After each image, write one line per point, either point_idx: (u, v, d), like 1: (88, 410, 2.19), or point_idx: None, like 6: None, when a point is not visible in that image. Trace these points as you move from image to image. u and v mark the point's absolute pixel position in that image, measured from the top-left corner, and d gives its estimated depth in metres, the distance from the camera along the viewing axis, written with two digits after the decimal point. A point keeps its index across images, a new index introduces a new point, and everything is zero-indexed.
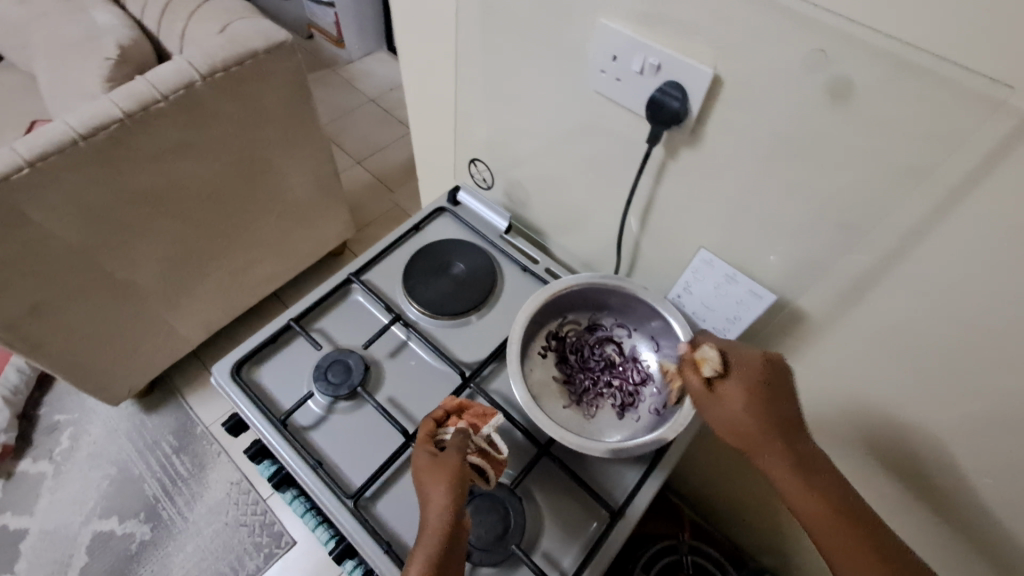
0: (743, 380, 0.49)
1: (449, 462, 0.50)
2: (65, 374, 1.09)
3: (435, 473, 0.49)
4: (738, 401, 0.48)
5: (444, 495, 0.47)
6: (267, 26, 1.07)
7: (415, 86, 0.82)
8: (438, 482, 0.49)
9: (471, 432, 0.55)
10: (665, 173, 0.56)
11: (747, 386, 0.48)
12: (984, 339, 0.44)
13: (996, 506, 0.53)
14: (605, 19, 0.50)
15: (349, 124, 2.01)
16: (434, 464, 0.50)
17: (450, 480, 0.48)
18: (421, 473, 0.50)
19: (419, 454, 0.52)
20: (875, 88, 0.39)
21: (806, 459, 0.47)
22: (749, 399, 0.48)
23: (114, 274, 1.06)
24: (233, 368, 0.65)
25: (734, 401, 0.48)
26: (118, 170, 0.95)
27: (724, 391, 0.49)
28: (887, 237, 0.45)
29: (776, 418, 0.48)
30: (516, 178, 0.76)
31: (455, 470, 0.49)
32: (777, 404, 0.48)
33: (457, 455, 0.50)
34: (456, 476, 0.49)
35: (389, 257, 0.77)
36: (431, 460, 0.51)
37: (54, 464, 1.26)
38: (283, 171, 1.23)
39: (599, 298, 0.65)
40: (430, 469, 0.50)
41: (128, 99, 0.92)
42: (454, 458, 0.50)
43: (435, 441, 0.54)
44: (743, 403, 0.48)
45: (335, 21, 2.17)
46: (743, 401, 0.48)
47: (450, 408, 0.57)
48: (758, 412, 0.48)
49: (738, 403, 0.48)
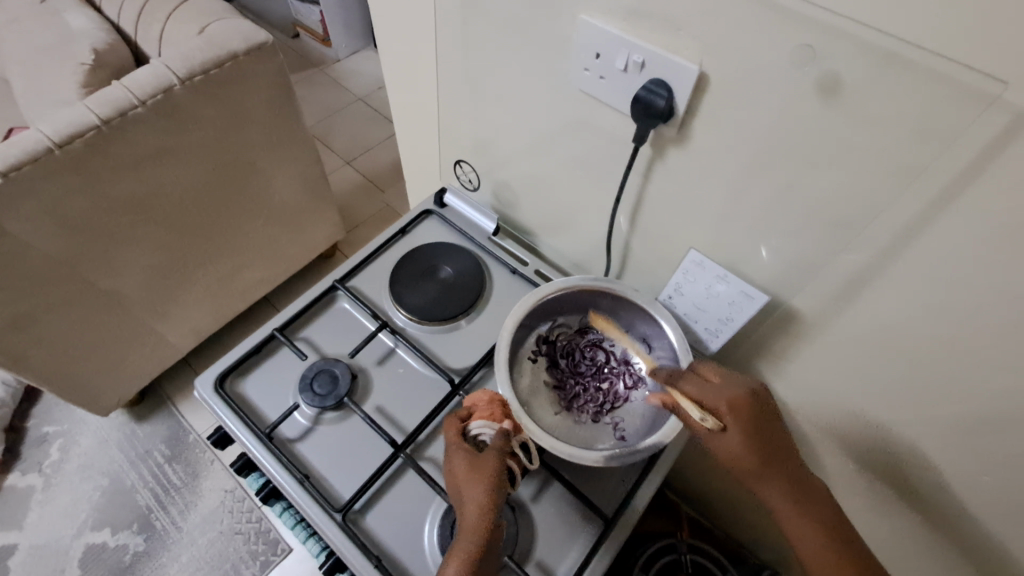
0: (740, 421, 0.48)
1: (489, 463, 0.50)
2: (51, 386, 1.08)
3: (475, 473, 0.50)
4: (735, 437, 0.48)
5: (485, 497, 0.48)
6: (246, 27, 1.05)
7: (398, 86, 0.80)
8: (477, 484, 0.49)
9: (511, 433, 0.54)
10: (653, 172, 0.55)
11: (746, 426, 0.48)
12: (982, 338, 0.43)
13: (996, 501, 0.53)
14: (586, 15, 0.48)
15: (337, 123, 1.98)
16: (474, 464, 0.50)
17: (489, 482, 0.49)
18: (459, 470, 0.51)
19: (456, 452, 0.52)
20: (864, 83, 0.37)
21: (805, 490, 0.48)
22: (750, 439, 0.48)
23: (97, 283, 1.04)
24: (216, 381, 0.63)
25: (735, 445, 0.48)
26: (96, 178, 0.92)
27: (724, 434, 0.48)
28: (881, 234, 0.44)
29: (776, 454, 0.48)
30: (503, 179, 0.75)
31: (494, 472, 0.50)
32: (770, 439, 0.48)
33: (497, 458, 0.51)
34: (494, 478, 0.49)
35: (375, 262, 0.75)
36: (470, 459, 0.51)
37: (44, 477, 1.24)
38: (268, 174, 1.21)
39: (589, 301, 0.64)
40: (468, 469, 0.50)
41: (104, 105, 0.90)
42: (494, 460, 0.51)
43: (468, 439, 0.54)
44: (745, 445, 0.48)
45: (321, 19, 2.14)
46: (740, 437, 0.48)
47: (492, 404, 0.56)
48: (759, 450, 0.48)
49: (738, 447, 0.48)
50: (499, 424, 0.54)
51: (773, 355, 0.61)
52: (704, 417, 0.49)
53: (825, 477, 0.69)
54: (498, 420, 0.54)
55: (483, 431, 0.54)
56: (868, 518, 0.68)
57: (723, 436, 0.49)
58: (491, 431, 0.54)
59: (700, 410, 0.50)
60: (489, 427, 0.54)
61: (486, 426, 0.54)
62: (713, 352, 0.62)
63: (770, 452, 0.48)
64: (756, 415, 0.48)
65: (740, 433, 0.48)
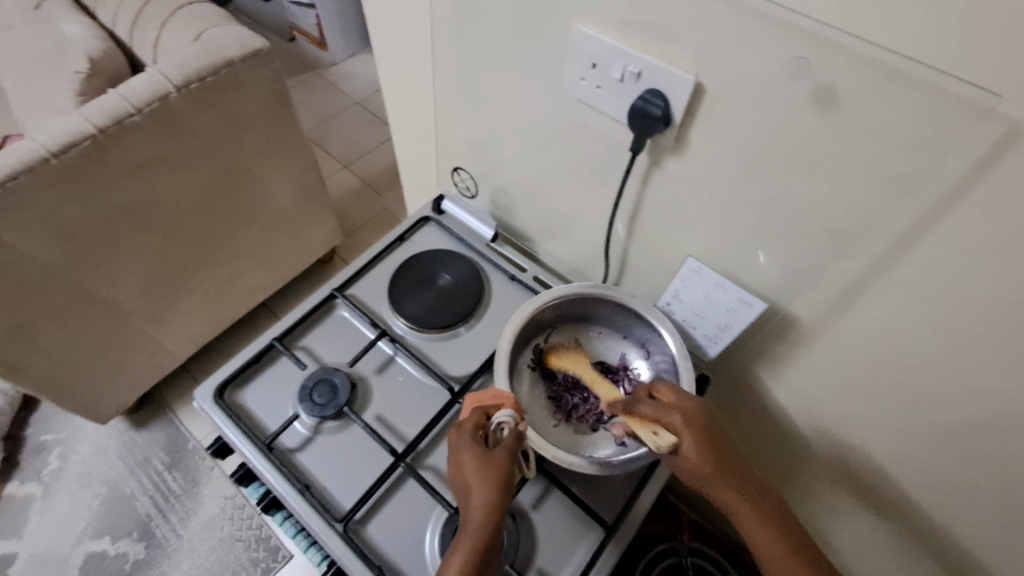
0: (696, 434, 0.49)
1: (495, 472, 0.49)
2: (49, 396, 1.07)
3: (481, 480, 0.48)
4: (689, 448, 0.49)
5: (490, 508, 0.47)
6: (242, 33, 1.05)
7: (395, 93, 0.80)
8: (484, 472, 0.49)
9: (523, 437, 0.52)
10: (650, 180, 0.55)
11: (695, 439, 0.49)
12: (978, 346, 0.44)
13: (993, 508, 0.53)
14: (582, 25, 0.48)
15: (334, 127, 1.98)
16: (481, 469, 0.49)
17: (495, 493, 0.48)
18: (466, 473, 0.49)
19: (466, 453, 0.50)
20: (860, 96, 0.37)
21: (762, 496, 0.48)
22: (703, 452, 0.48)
23: (94, 292, 1.04)
24: (216, 392, 0.63)
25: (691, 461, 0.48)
26: (93, 187, 0.92)
27: (676, 450, 0.49)
28: (877, 242, 0.44)
29: (731, 468, 0.48)
30: (500, 186, 0.75)
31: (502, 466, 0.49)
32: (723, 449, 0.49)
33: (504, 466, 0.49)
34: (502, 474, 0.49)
35: (373, 270, 0.75)
36: (479, 463, 0.49)
37: (43, 485, 1.24)
38: (265, 180, 1.21)
39: (586, 308, 0.64)
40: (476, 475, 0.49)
41: (100, 114, 0.89)
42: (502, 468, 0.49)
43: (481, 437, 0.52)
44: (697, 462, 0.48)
45: (316, 22, 2.13)
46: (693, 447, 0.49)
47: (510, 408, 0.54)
48: (714, 465, 0.48)
49: (691, 462, 0.48)
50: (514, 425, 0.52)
51: (771, 361, 0.62)
52: (659, 440, 0.50)
53: (823, 483, 0.69)
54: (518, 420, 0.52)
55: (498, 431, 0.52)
56: (865, 523, 0.68)
57: (677, 453, 0.49)
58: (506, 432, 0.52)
59: (652, 431, 0.51)
60: (508, 424, 0.52)
61: (508, 417, 0.52)
62: (711, 358, 0.62)
63: (726, 465, 0.48)
64: (706, 426, 0.50)
65: (694, 444, 0.49)
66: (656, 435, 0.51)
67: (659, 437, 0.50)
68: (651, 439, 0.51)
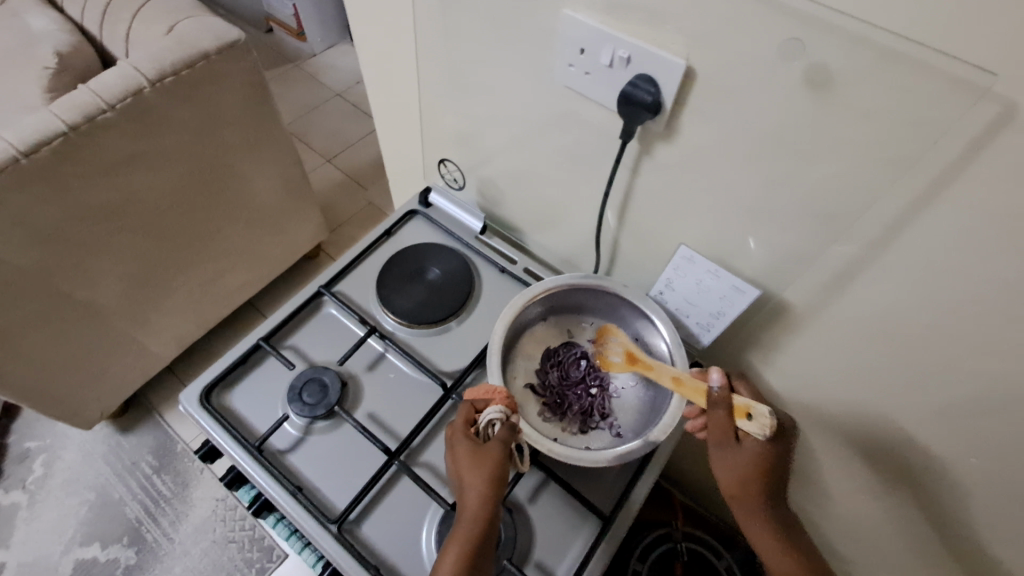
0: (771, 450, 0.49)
1: (488, 462, 0.48)
2: (29, 403, 1.04)
3: (474, 473, 0.47)
4: (751, 456, 0.49)
5: (479, 506, 0.46)
6: (216, 25, 1.02)
7: (377, 84, 0.79)
8: (476, 477, 0.47)
9: (513, 432, 0.51)
10: (641, 167, 0.54)
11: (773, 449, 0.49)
12: (969, 326, 0.44)
13: (982, 486, 0.53)
14: (569, 10, 0.47)
15: (316, 120, 1.94)
16: (473, 463, 0.48)
17: (489, 488, 0.47)
18: (461, 468, 0.48)
19: (457, 446, 0.49)
20: (855, 76, 0.37)
21: (785, 525, 0.50)
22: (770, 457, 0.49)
23: (73, 295, 1.01)
24: (202, 395, 0.61)
25: (755, 460, 0.48)
26: (67, 186, 0.89)
27: (750, 444, 0.49)
28: (871, 225, 0.44)
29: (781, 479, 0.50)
30: (487, 176, 0.74)
31: (495, 468, 0.48)
32: (779, 471, 0.50)
33: (497, 459, 0.48)
34: (494, 474, 0.48)
35: (360, 266, 0.74)
36: (471, 459, 0.48)
37: (28, 494, 1.21)
38: (247, 176, 1.19)
39: (578, 300, 0.63)
40: (470, 469, 0.48)
41: (72, 111, 0.86)
42: (494, 455, 0.48)
43: (474, 431, 0.51)
44: (761, 463, 0.49)
45: (294, 13, 2.08)
46: (756, 458, 0.48)
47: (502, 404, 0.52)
48: (770, 469, 0.49)
49: (757, 463, 0.48)
50: (504, 421, 0.51)
51: (764, 345, 0.62)
52: (761, 428, 0.47)
53: (815, 462, 0.69)
54: (510, 411, 0.51)
55: (488, 426, 0.50)
56: (855, 501, 0.69)
57: (745, 446, 0.49)
58: (497, 425, 0.50)
59: (753, 417, 0.48)
60: (497, 419, 0.50)
61: (498, 414, 0.50)
62: (705, 346, 0.62)
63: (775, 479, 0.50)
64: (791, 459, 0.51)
65: (756, 456, 0.49)
66: (762, 423, 0.47)
67: (769, 424, 0.47)
68: (749, 427, 0.48)
